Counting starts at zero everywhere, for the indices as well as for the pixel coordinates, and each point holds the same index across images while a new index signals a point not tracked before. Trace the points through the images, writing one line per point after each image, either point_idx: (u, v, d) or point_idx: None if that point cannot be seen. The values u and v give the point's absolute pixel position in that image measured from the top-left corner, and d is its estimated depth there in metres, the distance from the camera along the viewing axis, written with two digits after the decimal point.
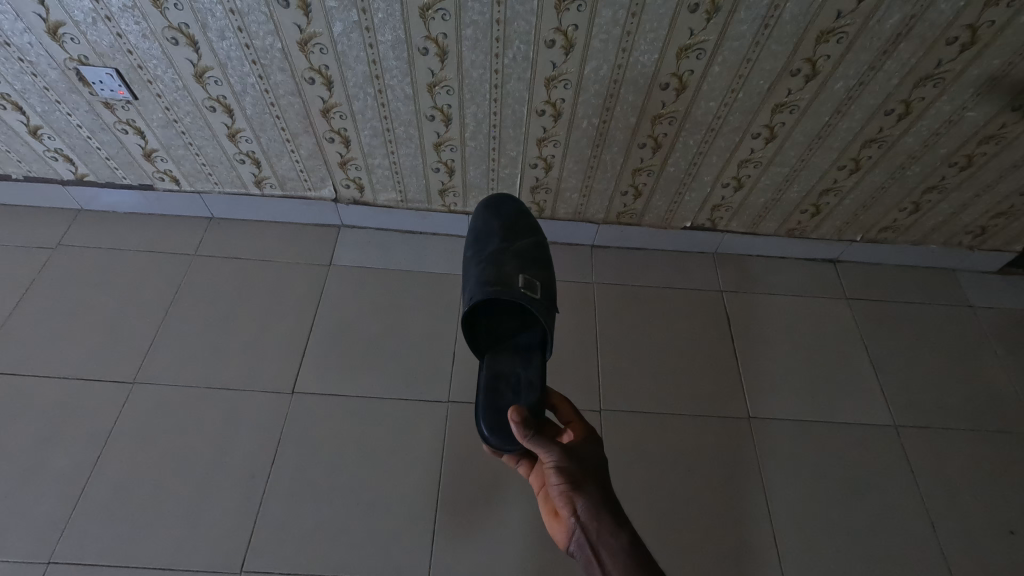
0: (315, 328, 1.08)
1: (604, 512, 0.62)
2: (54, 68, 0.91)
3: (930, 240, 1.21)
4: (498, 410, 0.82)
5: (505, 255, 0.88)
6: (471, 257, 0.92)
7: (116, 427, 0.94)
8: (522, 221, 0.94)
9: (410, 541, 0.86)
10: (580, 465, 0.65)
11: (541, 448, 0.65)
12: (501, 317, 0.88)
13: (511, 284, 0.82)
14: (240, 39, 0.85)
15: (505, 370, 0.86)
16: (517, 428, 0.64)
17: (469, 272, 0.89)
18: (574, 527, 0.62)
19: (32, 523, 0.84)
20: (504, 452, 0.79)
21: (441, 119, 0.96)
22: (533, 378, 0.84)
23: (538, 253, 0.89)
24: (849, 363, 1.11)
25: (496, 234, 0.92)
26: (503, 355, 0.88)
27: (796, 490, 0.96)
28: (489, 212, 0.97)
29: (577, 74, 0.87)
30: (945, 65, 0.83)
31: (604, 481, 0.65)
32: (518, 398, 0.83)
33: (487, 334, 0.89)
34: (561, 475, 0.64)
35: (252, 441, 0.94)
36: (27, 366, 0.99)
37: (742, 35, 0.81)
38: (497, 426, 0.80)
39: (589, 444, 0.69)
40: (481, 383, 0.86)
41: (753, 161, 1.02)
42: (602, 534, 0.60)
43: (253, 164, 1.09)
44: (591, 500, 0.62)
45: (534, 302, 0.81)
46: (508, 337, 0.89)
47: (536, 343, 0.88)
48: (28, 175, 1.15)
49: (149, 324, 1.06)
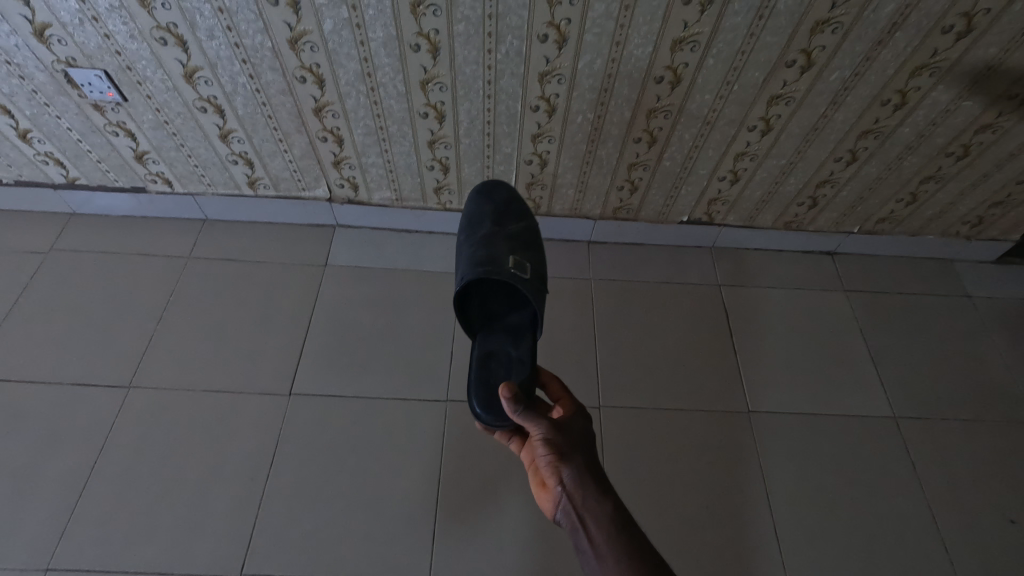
0: (411, 322, 1.26)
1: (624, 487, 0.76)
2: (148, 30, 1.06)
3: (929, 230, 1.51)
4: (488, 387, 1.01)
5: (495, 237, 1.09)
6: (525, 257, 1.05)
7: (269, 417, 1.21)
8: (523, 232, 1.12)
9: (504, 507, 1.06)
10: (569, 440, 0.81)
11: (564, 432, 0.79)
12: (493, 298, 1.10)
13: (502, 262, 1.03)
14: (354, 18, 1.04)
15: (551, 345, 1.03)
16: (507, 403, 0.81)
17: (523, 269, 1.03)
18: (561, 495, 0.77)
19: (208, 489, 1.09)
20: (495, 427, 0.97)
21: (544, 110, 1.19)
22: (524, 356, 1.05)
23: (532, 247, 1.12)
24: (861, 357, 1.36)
25: (493, 235, 1.11)
26: (500, 336, 1.09)
27: (801, 480, 1.17)
28: (480, 198, 1.20)
29: (705, 37, 1.05)
30: (942, 52, 1.04)
31: (592, 457, 0.81)
32: (569, 371, 0.99)
33: (544, 311, 1.05)
34: (549, 448, 0.80)
35: (369, 418, 1.15)
36: (177, 357, 1.23)
37: (784, 19, 1.01)
38: (526, 398, 0.96)
39: (580, 423, 0.86)
40: (475, 360, 1.06)
41: (749, 154, 1.29)
42: (587, 502, 0.75)
43: (337, 146, 1.32)
44: (611, 477, 0.76)
45: (522, 281, 1.01)
46: (501, 317, 1.11)
47: (527, 322, 1.09)
48: (191, 185, 1.47)
49: (270, 326, 1.27)
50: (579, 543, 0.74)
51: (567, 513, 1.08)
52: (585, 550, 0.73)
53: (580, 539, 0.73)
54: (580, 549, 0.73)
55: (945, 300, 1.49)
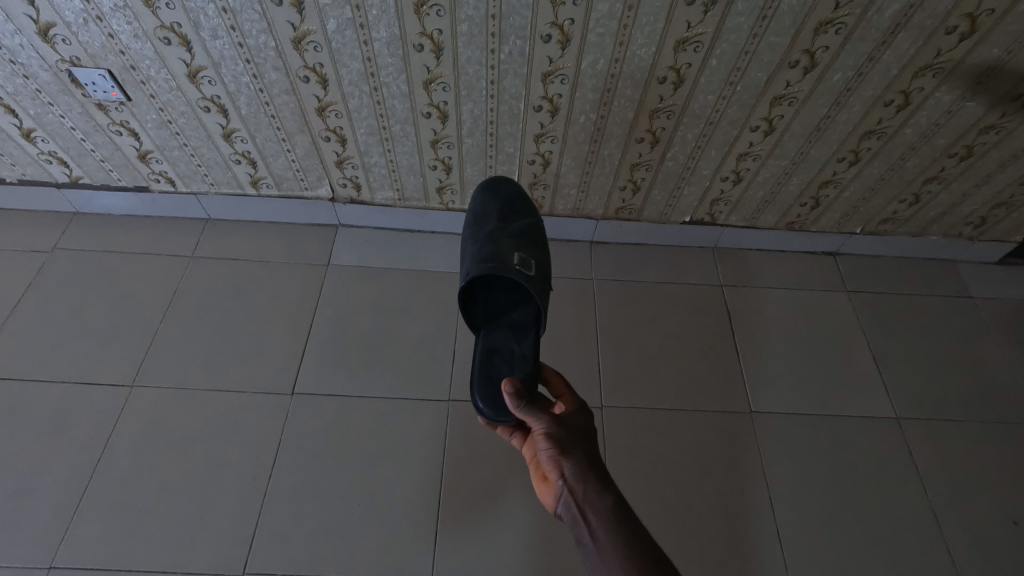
0: (314, 330, 1.07)
1: (592, 475, 0.62)
2: (46, 70, 0.90)
3: (930, 231, 1.20)
4: (491, 382, 0.82)
5: (500, 235, 0.86)
6: (468, 237, 0.90)
7: (118, 428, 0.94)
8: (517, 204, 0.92)
9: (410, 543, 0.86)
10: (570, 432, 0.66)
11: (532, 416, 0.67)
12: (499, 294, 0.88)
13: (507, 261, 0.81)
14: (233, 38, 0.84)
15: (500, 345, 0.86)
16: (508, 400, 0.68)
17: (466, 251, 0.88)
18: (561, 489, 0.62)
19: (31, 533, 0.84)
20: (498, 423, 0.79)
21: (438, 116, 0.96)
22: (527, 353, 0.84)
23: (536, 234, 0.88)
24: (850, 354, 1.11)
25: (489, 219, 0.91)
26: (498, 332, 0.88)
27: (793, 513, 0.92)
28: (486, 193, 0.95)
29: (574, 69, 0.87)
30: (945, 54, 0.83)
31: (592, 447, 0.66)
32: (513, 371, 0.83)
33: (484, 307, 0.89)
34: (549, 440, 0.65)
35: (252, 446, 0.93)
36: (19, 372, 0.98)
37: (740, 27, 0.80)
38: (492, 398, 0.80)
39: (579, 414, 0.70)
40: (478, 355, 0.86)
41: (752, 153, 1.01)
42: (589, 495, 0.60)
43: (248, 165, 1.08)
44: (579, 464, 0.63)
45: (529, 279, 0.81)
46: (504, 312, 0.89)
47: (532, 319, 0.87)
48: (22, 178, 1.14)
49: (145, 332, 1.05)
50: (581, 539, 0.58)
51: (521, 517, 0.89)
52: (586, 545, 0.58)
53: (583, 536, 0.58)
54: (582, 546, 0.58)
55: (954, 297, 1.21)
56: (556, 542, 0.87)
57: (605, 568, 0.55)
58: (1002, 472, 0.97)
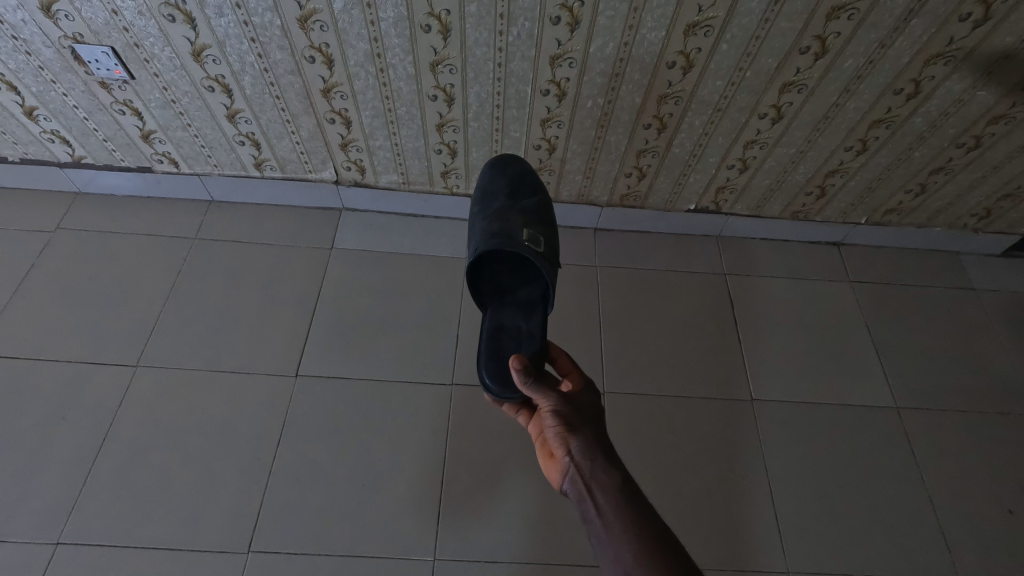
0: (317, 313, 1.07)
1: (598, 453, 0.63)
2: (49, 46, 0.89)
3: (934, 222, 1.20)
4: (499, 359, 0.82)
5: (509, 212, 0.86)
6: (476, 214, 0.90)
7: (123, 408, 0.94)
8: (526, 181, 0.92)
9: (413, 523, 0.87)
10: (577, 410, 0.67)
11: (540, 394, 0.67)
12: (506, 271, 0.88)
13: (516, 237, 0.81)
14: (238, 16, 0.83)
15: (507, 322, 0.86)
16: (517, 375, 0.67)
17: (474, 227, 0.88)
18: (568, 467, 0.63)
19: (39, 509, 0.85)
20: (504, 400, 0.79)
21: (444, 99, 0.95)
22: (535, 331, 0.84)
23: (545, 213, 0.89)
24: (852, 344, 1.12)
25: (498, 196, 0.90)
26: (505, 309, 0.88)
27: (791, 499, 0.93)
28: (494, 170, 0.94)
29: (582, 53, 0.86)
30: (957, 42, 0.82)
31: (599, 425, 0.67)
32: (520, 348, 0.83)
33: (492, 285, 0.88)
34: (557, 418, 0.66)
35: (256, 426, 0.94)
36: (24, 351, 0.99)
37: (751, 11, 0.79)
38: (499, 375, 0.80)
39: (586, 392, 0.70)
40: (485, 333, 0.86)
41: (759, 142, 1.01)
42: (595, 473, 0.61)
43: (252, 146, 1.08)
44: (586, 442, 0.64)
45: (538, 255, 0.80)
46: (511, 289, 0.89)
47: (539, 296, 0.87)
48: (24, 157, 1.13)
49: (149, 312, 1.05)
50: (588, 516, 0.60)
51: (522, 500, 0.90)
52: (593, 521, 0.59)
53: (590, 513, 0.59)
54: (588, 523, 0.59)
55: (956, 289, 1.21)
56: (556, 522, 0.88)
57: (612, 544, 0.56)
58: (996, 459, 0.99)
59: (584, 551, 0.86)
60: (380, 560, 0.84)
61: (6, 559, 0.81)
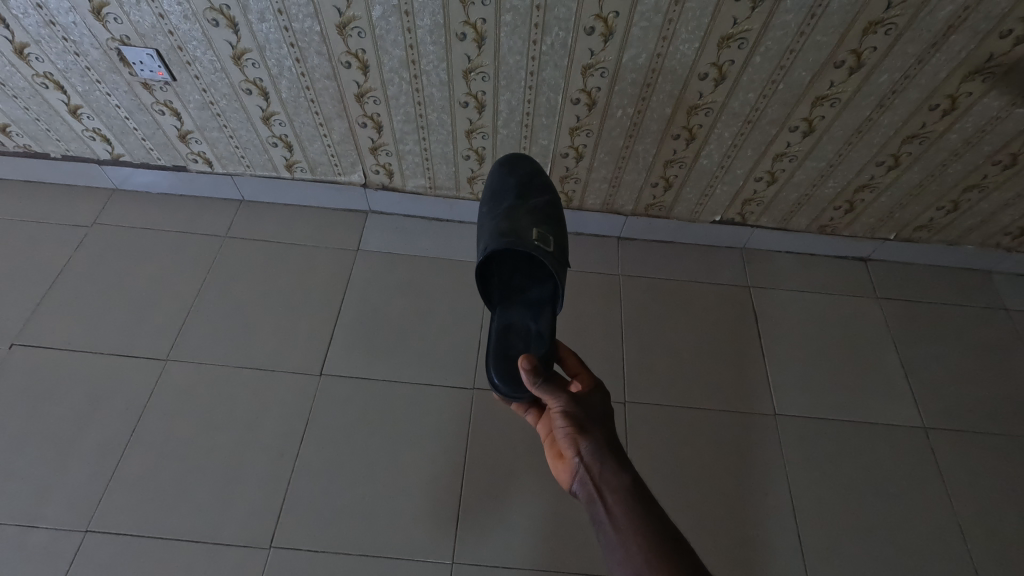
0: (342, 314, 1.08)
1: (609, 454, 0.63)
2: (97, 48, 0.93)
3: (966, 240, 1.18)
4: (508, 358, 0.83)
5: (518, 212, 0.86)
6: (485, 214, 0.91)
7: (151, 402, 0.96)
8: (535, 181, 0.92)
9: (431, 525, 0.87)
10: (587, 410, 0.67)
11: (549, 395, 0.67)
12: (515, 271, 0.88)
13: (525, 237, 0.81)
14: (279, 21, 0.85)
15: (516, 322, 0.87)
16: (525, 375, 0.67)
17: (483, 227, 0.89)
18: (578, 467, 0.63)
19: (68, 497, 0.87)
20: (513, 399, 0.80)
21: (475, 106, 0.96)
22: (543, 330, 0.85)
23: (554, 212, 0.89)
24: (879, 361, 1.10)
25: (507, 197, 0.90)
26: (514, 309, 0.88)
27: (815, 517, 0.92)
28: (503, 171, 0.94)
29: (614, 63, 0.86)
30: (996, 58, 0.81)
31: (609, 426, 0.66)
32: (529, 348, 0.84)
33: (500, 285, 0.88)
34: (567, 418, 0.66)
35: (280, 424, 0.95)
36: (59, 342, 1.01)
37: (787, 24, 0.79)
38: (508, 374, 0.81)
39: (597, 393, 0.70)
40: (494, 332, 0.87)
41: (789, 154, 1.00)
42: (606, 475, 0.61)
43: (284, 148, 1.10)
44: (596, 443, 0.64)
45: (548, 255, 0.80)
46: (519, 289, 0.89)
47: (548, 297, 0.87)
48: (65, 153, 1.17)
49: (180, 307, 1.07)
50: (597, 517, 0.60)
51: (539, 507, 0.90)
52: (602, 523, 0.59)
53: (599, 514, 0.59)
54: (597, 524, 0.59)
55: (988, 309, 1.18)
56: (573, 529, 0.88)
57: (622, 547, 0.56)
58: None
59: (602, 563, 0.86)
60: (399, 563, 0.84)
61: (36, 547, 0.82)
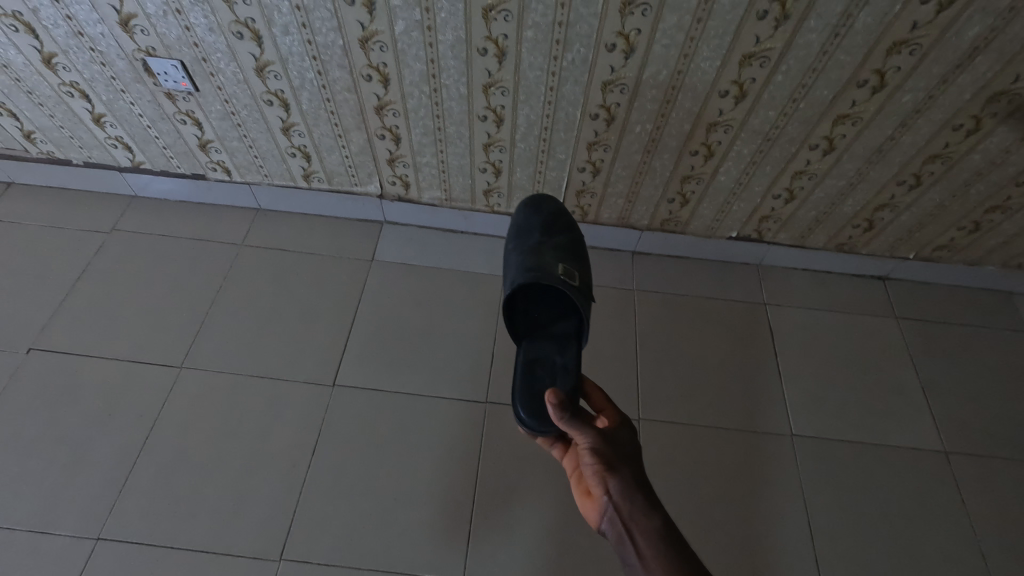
0: (355, 324, 1.08)
1: (639, 494, 0.62)
2: (123, 58, 0.94)
3: (988, 260, 1.16)
4: (535, 393, 0.83)
5: (544, 248, 0.86)
6: (510, 249, 0.90)
7: (165, 409, 0.96)
8: (560, 220, 0.93)
9: (442, 539, 0.86)
10: (615, 448, 0.66)
11: (576, 430, 0.65)
12: (540, 305, 0.88)
13: (551, 271, 0.81)
14: (303, 35, 0.86)
15: (542, 355, 0.87)
16: (552, 411, 0.64)
17: (508, 262, 0.88)
18: (607, 506, 0.63)
19: (80, 504, 0.87)
20: (539, 435, 0.79)
21: (493, 120, 0.96)
22: (569, 364, 0.85)
23: (578, 249, 0.89)
24: (898, 383, 1.08)
25: (534, 232, 0.90)
26: (541, 344, 0.88)
27: (833, 542, 0.90)
28: (528, 210, 0.95)
29: (634, 79, 0.86)
30: (1023, 80, 0.80)
31: (637, 464, 0.65)
32: (556, 382, 0.84)
33: (526, 319, 0.88)
34: (595, 456, 0.65)
35: (293, 433, 0.95)
36: (76, 348, 1.02)
37: (810, 44, 0.79)
38: (535, 410, 0.81)
39: (625, 429, 0.69)
40: (520, 367, 0.86)
41: (808, 173, 1.00)
42: (635, 515, 0.61)
43: (303, 158, 1.11)
44: (625, 482, 0.63)
45: (573, 290, 0.80)
46: (545, 324, 0.89)
47: (573, 330, 0.87)
48: (87, 160, 1.18)
49: (195, 315, 1.08)
50: (627, 559, 0.59)
51: (551, 525, 0.89)
52: (633, 565, 0.58)
53: (630, 557, 0.58)
54: (628, 567, 0.58)
55: (1009, 332, 1.16)
56: (586, 548, 0.87)
57: None
58: None
59: None
60: None
61: (47, 553, 0.82)
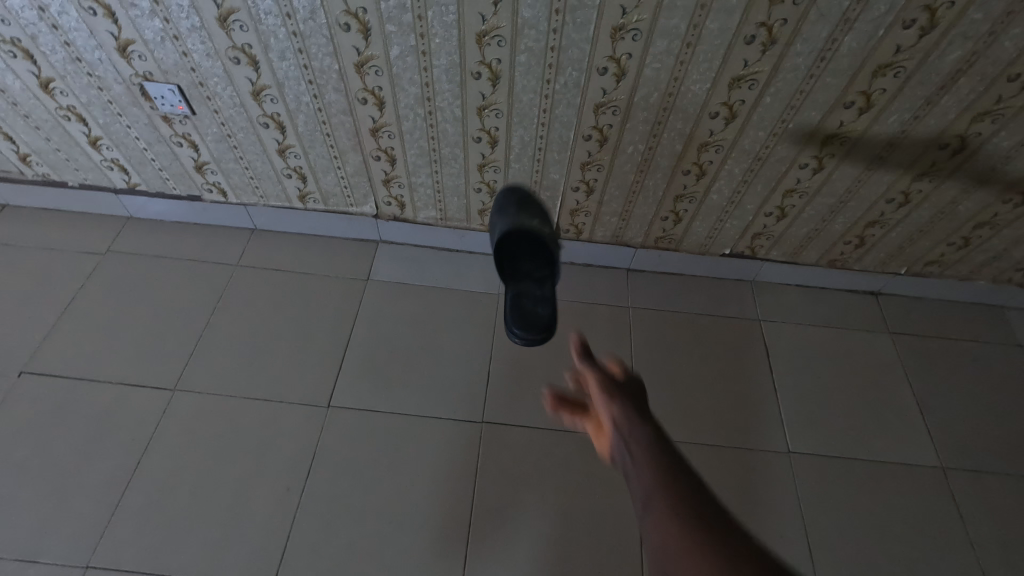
0: (351, 344, 1.08)
1: (642, 418, 0.59)
2: (120, 83, 0.95)
3: (978, 275, 1.17)
4: (523, 317, 0.92)
5: (523, 214, 0.92)
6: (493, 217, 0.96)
7: (158, 433, 0.95)
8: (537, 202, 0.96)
9: (438, 563, 0.85)
10: (625, 383, 0.65)
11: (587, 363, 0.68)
12: (524, 248, 0.96)
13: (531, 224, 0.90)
14: (299, 60, 0.88)
15: (526, 288, 0.95)
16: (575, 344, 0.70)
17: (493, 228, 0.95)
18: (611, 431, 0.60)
19: (69, 531, 0.85)
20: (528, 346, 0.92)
21: (488, 141, 0.97)
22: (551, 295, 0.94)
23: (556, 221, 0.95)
24: (893, 398, 1.08)
25: (510, 205, 0.94)
26: (525, 283, 0.95)
27: (833, 562, 0.89)
28: (508, 191, 0.99)
29: (626, 101, 0.88)
30: (1005, 101, 0.82)
31: (646, 397, 0.64)
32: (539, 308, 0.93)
33: (511, 261, 0.96)
34: (604, 385, 0.64)
35: (286, 456, 0.94)
36: (68, 371, 1.01)
37: (797, 67, 0.81)
38: (525, 328, 0.90)
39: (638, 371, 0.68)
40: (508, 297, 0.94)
41: (799, 191, 1.01)
42: (635, 432, 0.57)
43: (298, 179, 1.11)
44: (630, 404, 0.60)
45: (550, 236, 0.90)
46: (528, 263, 0.96)
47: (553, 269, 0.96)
48: (83, 182, 1.19)
49: (190, 336, 1.07)
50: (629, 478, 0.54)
51: (548, 546, 0.88)
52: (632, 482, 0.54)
53: (630, 471, 0.55)
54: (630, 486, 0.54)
55: (1001, 346, 1.17)
56: (584, 571, 0.86)
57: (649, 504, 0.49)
58: None
59: None
60: None
61: None
